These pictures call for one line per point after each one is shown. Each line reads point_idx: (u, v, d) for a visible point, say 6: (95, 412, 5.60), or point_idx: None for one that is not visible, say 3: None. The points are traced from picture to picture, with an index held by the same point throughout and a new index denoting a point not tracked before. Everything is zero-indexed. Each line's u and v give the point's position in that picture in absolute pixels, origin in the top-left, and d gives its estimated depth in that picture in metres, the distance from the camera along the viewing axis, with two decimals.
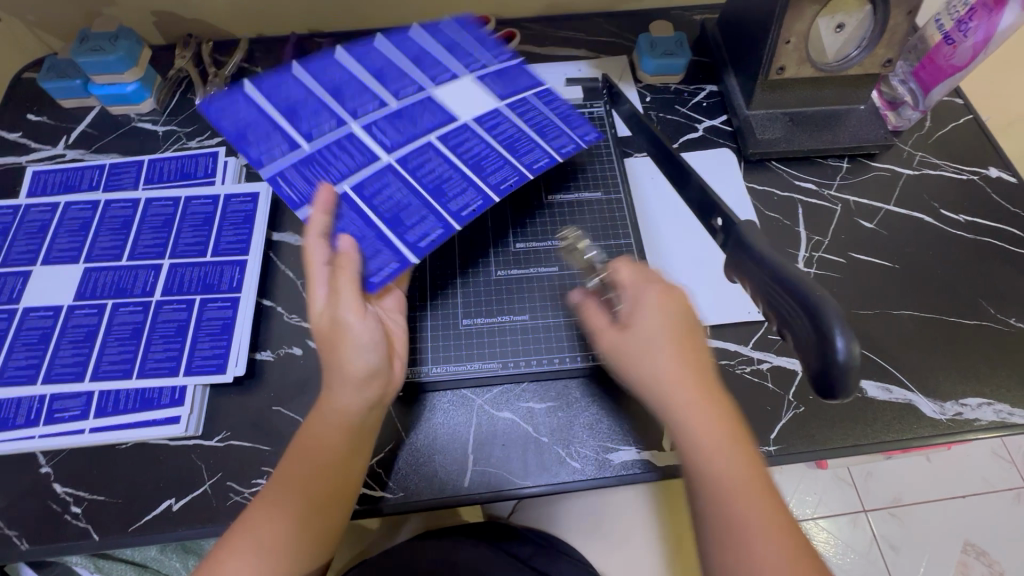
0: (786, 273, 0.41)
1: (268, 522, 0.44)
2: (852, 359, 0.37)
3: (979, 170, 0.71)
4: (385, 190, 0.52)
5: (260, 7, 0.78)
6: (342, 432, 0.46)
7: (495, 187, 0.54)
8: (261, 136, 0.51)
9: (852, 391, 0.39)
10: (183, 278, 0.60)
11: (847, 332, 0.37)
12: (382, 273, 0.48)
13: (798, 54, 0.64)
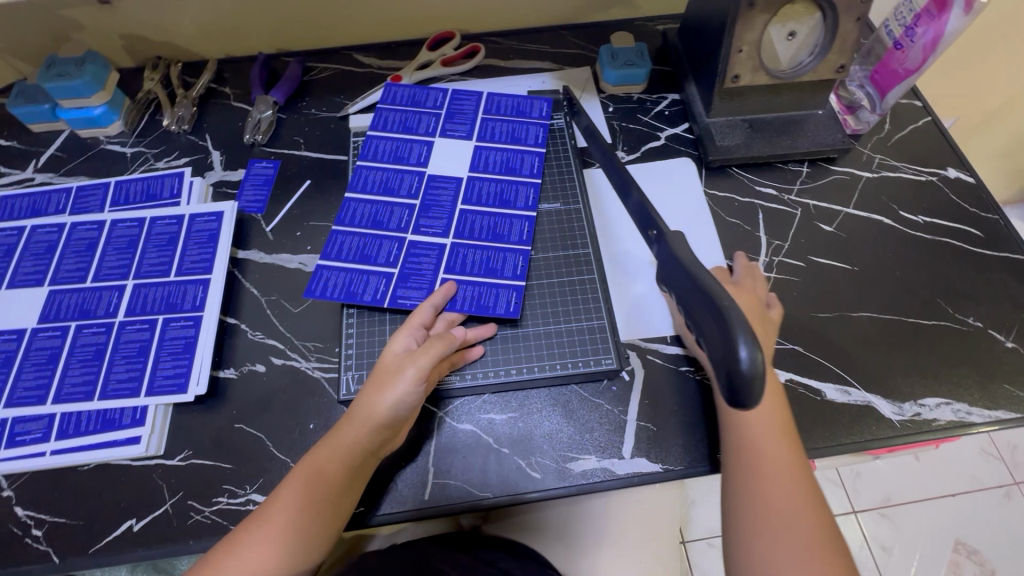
0: (703, 278, 0.42)
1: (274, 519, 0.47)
2: (756, 367, 0.36)
3: (937, 171, 0.72)
4: (464, 264, 0.62)
5: (227, 28, 0.79)
6: (350, 462, 0.49)
7: (490, 258, 0.62)
8: (352, 256, 0.62)
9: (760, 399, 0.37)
10: (147, 299, 0.61)
11: (750, 339, 0.37)
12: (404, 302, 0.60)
13: (752, 62, 0.65)
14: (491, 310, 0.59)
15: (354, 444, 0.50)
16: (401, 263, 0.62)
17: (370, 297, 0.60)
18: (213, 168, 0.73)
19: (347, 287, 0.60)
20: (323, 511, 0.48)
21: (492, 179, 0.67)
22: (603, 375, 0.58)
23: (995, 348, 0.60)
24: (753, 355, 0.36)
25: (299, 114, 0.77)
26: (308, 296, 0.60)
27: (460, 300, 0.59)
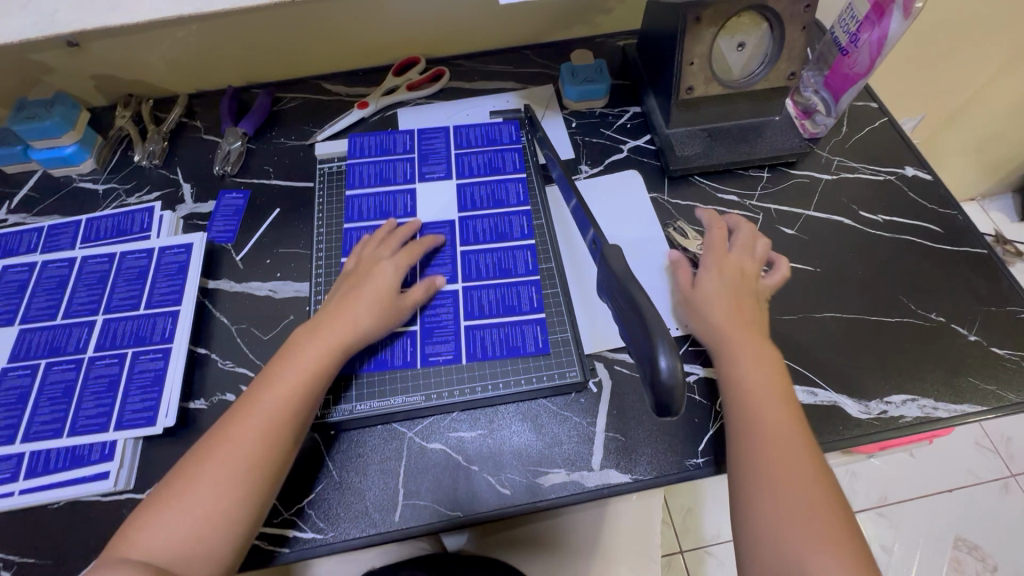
0: (637, 296, 0.47)
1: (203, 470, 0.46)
2: (676, 378, 0.43)
3: (895, 170, 0.73)
4: (481, 307, 0.62)
5: (196, 64, 0.81)
6: (288, 397, 0.50)
7: (511, 301, 0.63)
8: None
9: (682, 404, 0.44)
10: (116, 333, 0.61)
11: (670, 351, 0.43)
12: (438, 357, 0.59)
13: (704, 74, 0.67)
14: (522, 351, 0.60)
15: (290, 378, 0.51)
16: (421, 320, 0.61)
17: (400, 361, 0.59)
18: (183, 201, 0.74)
19: (374, 356, 0.60)
20: (272, 440, 0.49)
21: (482, 215, 0.68)
22: (570, 388, 0.59)
23: (958, 342, 0.61)
24: (673, 368, 0.43)
25: (268, 144, 0.78)
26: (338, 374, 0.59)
27: (485, 346, 0.60)
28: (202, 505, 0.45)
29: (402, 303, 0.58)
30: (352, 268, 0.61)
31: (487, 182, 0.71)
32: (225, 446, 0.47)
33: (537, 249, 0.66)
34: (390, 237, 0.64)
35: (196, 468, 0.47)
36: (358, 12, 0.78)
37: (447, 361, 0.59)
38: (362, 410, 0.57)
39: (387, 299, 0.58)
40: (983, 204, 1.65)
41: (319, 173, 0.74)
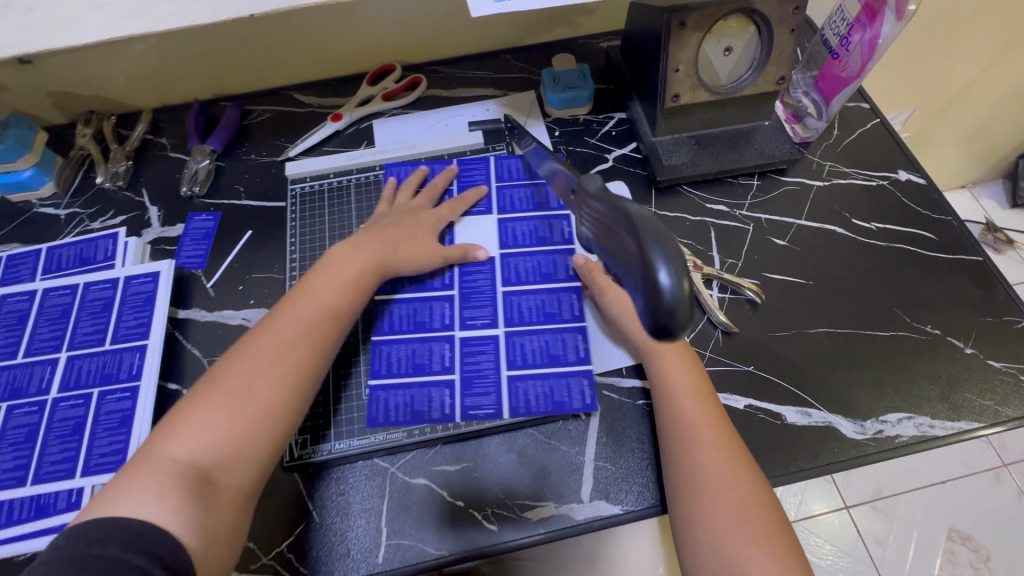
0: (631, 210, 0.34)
1: (240, 388, 0.49)
2: (680, 296, 0.31)
3: (888, 174, 0.71)
4: (525, 355, 0.59)
5: (159, 78, 0.77)
6: (323, 322, 0.54)
7: (521, 360, 0.59)
8: (404, 368, 0.58)
9: (689, 328, 0.31)
10: (81, 371, 0.58)
11: (671, 262, 0.31)
12: (430, 415, 0.56)
13: (690, 81, 0.64)
14: (523, 407, 0.56)
15: (314, 304, 0.55)
16: (459, 367, 0.58)
17: (438, 414, 0.56)
18: (150, 225, 0.70)
19: (410, 407, 0.56)
20: (311, 352, 0.52)
21: (526, 256, 0.64)
22: (558, 418, 0.57)
23: (954, 355, 0.59)
24: (675, 282, 0.31)
25: (238, 161, 0.75)
26: (373, 427, 0.56)
27: (527, 400, 0.56)
28: (233, 425, 0.47)
29: (427, 254, 0.62)
30: (387, 210, 0.66)
31: (483, 223, 0.67)
32: (250, 370, 0.50)
33: (536, 294, 0.62)
34: (426, 186, 0.68)
35: (219, 392, 0.48)
36: (327, 19, 0.74)
37: (441, 419, 0.56)
38: (341, 450, 0.56)
39: (420, 233, 0.63)
40: (973, 190, 1.62)
41: (290, 195, 0.70)
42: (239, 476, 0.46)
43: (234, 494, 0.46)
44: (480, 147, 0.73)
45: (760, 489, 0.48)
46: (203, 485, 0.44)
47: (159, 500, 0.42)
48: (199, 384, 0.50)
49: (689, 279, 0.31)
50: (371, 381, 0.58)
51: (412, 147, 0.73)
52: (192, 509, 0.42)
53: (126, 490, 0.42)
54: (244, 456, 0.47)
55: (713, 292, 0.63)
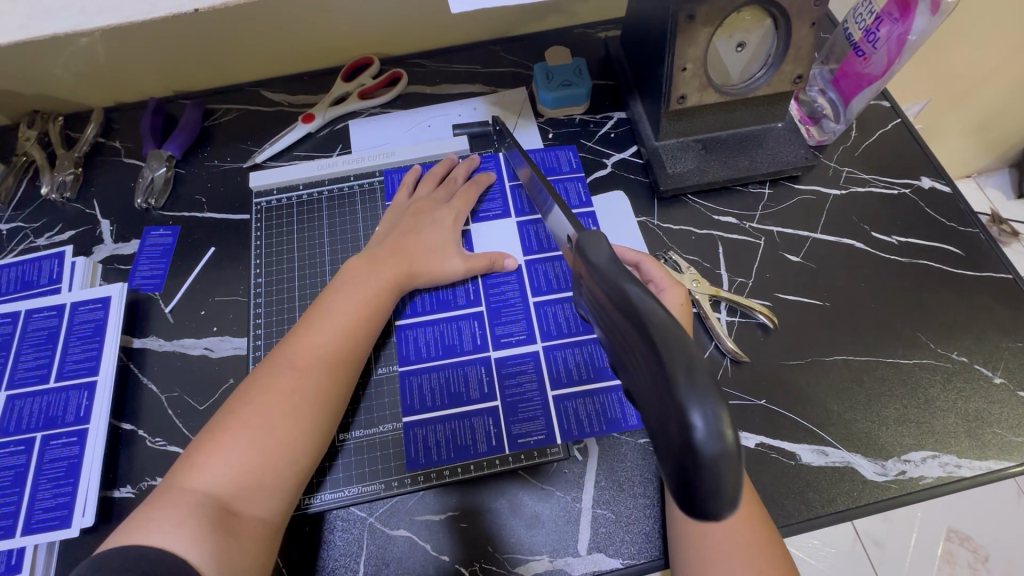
0: (645, 315, 0.28)
1: (264, 410, 0.43)
2: (723, 455, 0.24)
3: (911, 181, 0.65)
4: (517, 388, 0.54)
5: (109, 75, 0.69)
6: (351, 332, 0.49)
7: (522, 393, 0.53)
8: (439, 400, 0.53)
9: (739, 491, 0.25)
10: (23, 414, 0.52)
11: (704, 403, 0.24)
12: (429, 457, 0.51)
13: (699, 81, 0.57)
14: (526, 445, 0.52)
15: (345, 312, 0.50)
16: (500, 392, 0.53)
17: (485, 446, 0.51)
18: (101, 241, 0.64)
19: (453, 442, 0.51)
20: (340, 368, 0.47)
21: (557, 264, 0.59)
22: (551, 462, 0.52)
23: (982, 386, 0.54)
24: (715, 438, 0.24)
25: (200, 168, 0.68)
26: (415, 469, 0.51)
27: (579, 419, 0.52)
28: (259, 447, 0.42)
29: (454, 264, 0.56)
30: (407, 205, 0.60)
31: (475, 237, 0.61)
32: (278, 385, 0.45)
33: (532, 319, 0.56)
34: (447, 180, 0.63)
35: (245, 409, 0.43)
36: (294, 8, 0.66)
37: (439, 460, 0.51)
38: (322, 502, 0.50)
39: (446, 240, 0.57)
40: (979, 180, 1.54)
41: (255, 209, 0.63)
42: (266, 505, 0.41)
43: (259, 525, 0.41)
44: (467, 152, 0.67)
45: (771, 543, 0.43)
46: (226, 514, 0.39)
47: (180, 528, 0.38)
48: (227, 400, 0.45)
49: (733, 428, 0.25)
50: (405, 420, 0.53)
51: (391, 153, 0.65)
52: (214, 538, 0.38)
53: (148, 517, 0.38)
54: (272, 483, 0.42)
55: (722, 315, 0.58)
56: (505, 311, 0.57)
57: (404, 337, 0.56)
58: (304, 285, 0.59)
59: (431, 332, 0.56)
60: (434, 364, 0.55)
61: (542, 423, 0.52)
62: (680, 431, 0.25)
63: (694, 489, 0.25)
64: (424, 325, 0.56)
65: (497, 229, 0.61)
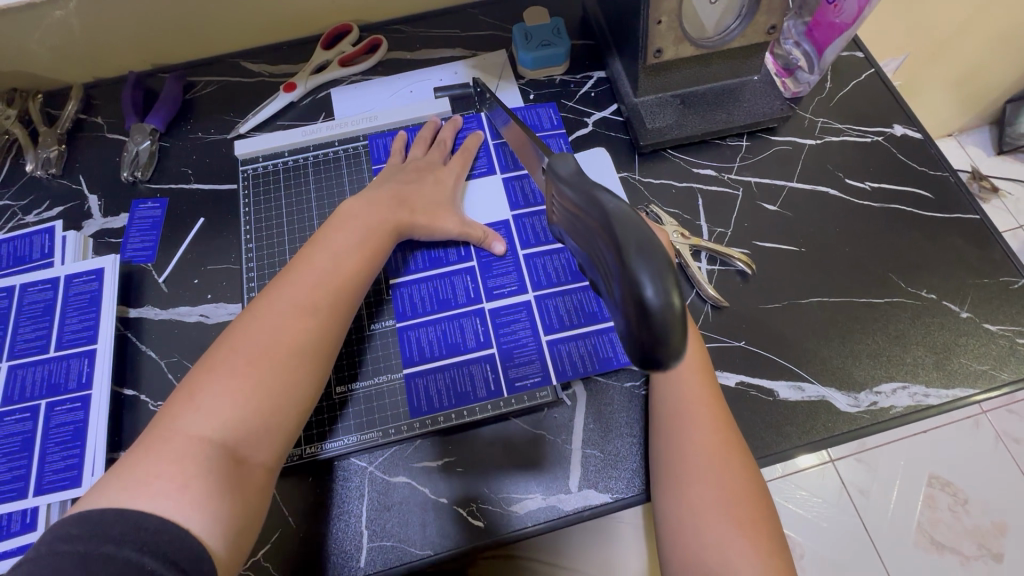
0: (611, 211, 0.31)
1: (257, 361, 0.43)
2: (671, 313, 0.28)
3: (883, 130, 0.67)
4: (511, 336, 0.55)
5: (86, 49, 0.69)
6: (342, 288, 0.49)
7: (518, 340, 0.55)
8: (437, 350, 0.55)
9: (681, 352, 0.29)
10: (26, 381, 0.54)
11: (657, 277, 0.28)
12: (430, 404, 0.53)
13: (674, 34, 0.58)
14: (522, 387, 0.54)
15: (332, 264, 0.49)
16: (494, 340, 0.55)
17: (483, 391, 0.53)
18: (90, 216, 0.64)
19: (452, 389, 0.54)
20: (334, 323, 0.48)
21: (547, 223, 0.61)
22: (542, 406, 0.54)
23: (950, 320, 0.57)
24: (665, 300, 0.28)
25: (184, 140, 0.68)
26: (417, 416, 0.53)
27: (573, 362, 0.55)
28: (256, 399, 0.42)
29: (446, 222, 0.57)
30: (401, 164, 0.61)
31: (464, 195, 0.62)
32: (270, 336, 0.45)
33: (522, 272, 0.58)
34: (434, 141, 0.63)
35: (235, 360, 0.43)
36: None
37: (440, 408, 0.53)
38: (329, 449, 0.52)
39: (439, 199, 0.58)
40: (960, 138, 1.55)
41: (242, 176, 0.64)
42: (268, 451, 0.43)
43: (261, 472, 0.42)
44: (449, 114, 0.67)
45: (745, 470, 0.46)
46: (231, 464, 0.40)
47: (182, 489, 0.37)
48: (211, 351, 0.44)
49: (681, 295, 0.28)
50: (405, 371, 0.55)
51: (374, 117, 0.66)
52: (220, 499, 0.38)
53: (147, 473, 0.38)
54: (273, 430, 0.43)
55: (702, 264, 0.60)
56: (492, 265, 0.58)
57: (402, 293, 0.57)
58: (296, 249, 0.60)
59: (425, 287, 0.58)
60: (431, 317, 0.56)
61: (538, 367, 0.54)
62: (635, 297, 0.28)
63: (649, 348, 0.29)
64: (419, 281, 0.58)
65: (482, 188, 0.62)
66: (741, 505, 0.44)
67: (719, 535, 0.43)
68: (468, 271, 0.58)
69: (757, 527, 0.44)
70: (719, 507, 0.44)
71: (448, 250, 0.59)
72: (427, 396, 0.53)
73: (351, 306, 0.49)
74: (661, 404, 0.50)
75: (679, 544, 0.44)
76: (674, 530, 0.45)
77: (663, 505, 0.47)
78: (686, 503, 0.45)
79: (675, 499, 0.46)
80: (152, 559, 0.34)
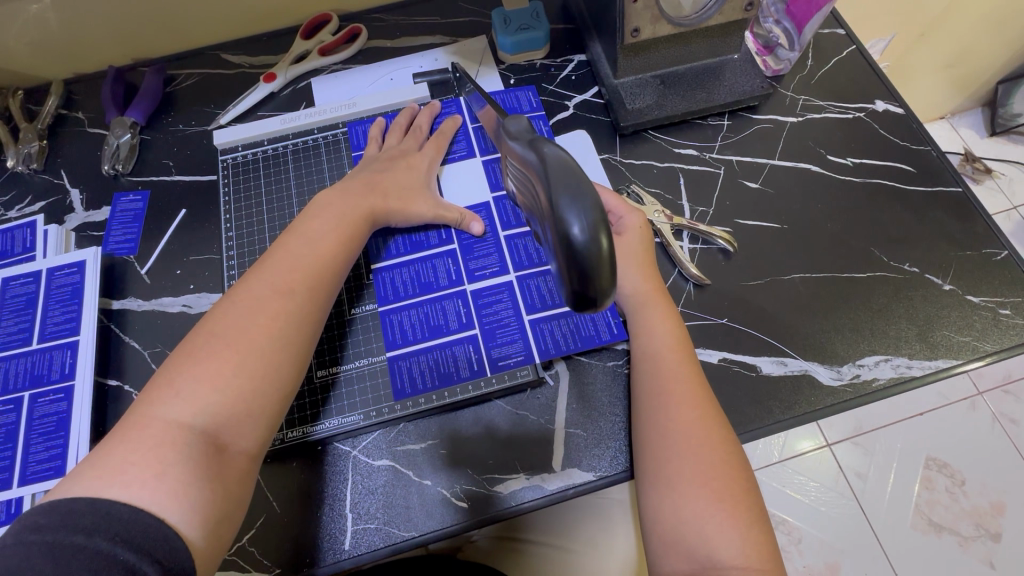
0: (548, 162, 0.36)
1: (234, 346, 0.43)
2: (597, 249, 0.33)
3: (865, 106, 0.67)
4: (494, 317, 0.55)
5: (64, 43, 0.68)
6: (318, 273, 0.49)
7: (501, 320, 0.55)
8: (420, 333, 0.55)
9: (611, 281, 0.34)
10: (9, 374, 0.54)
11: (584, 216, 0.33)
12: (414, 386, 0.53)
13: (651, 12, 0.57)
14: (506, 366, 0.54)
15: (308, 252, 0.49)
16: (477, 320, 0.55)
17: (467, 371, 0.53)
18: (72, 210, 0.64)
19: (435, 370, 0.54)
20: (312, 308, 0.48)
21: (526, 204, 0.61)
22: (524, 387, 0.54)
23: (932, 293, 0.57)
24: (591, 235, 0.33)
25: (165, 133, 0.68)
26: (400, 399, 0.53)
27: (556, 340, 0.55)
28: (236, 384, 0.42)
29: (425, 206, 0.57)
30: (378, 153, 0.61)
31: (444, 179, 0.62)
32: (248, 322, 0.44)
33: (503, 253, 0.58)
34: (413, 126, 0.63)
35: (212, 346, 0.43)
36: None
37: (424, 389, 0.53)
38: (312, 434, 0.52)
39: (418, 183, 0.58)
40: (952, 121, 1.54)
41: (222, 166, 0.64)
42: (249, 437, 0.42)
43: (243, 458, 0.42)
44: (428, 100, 0.67)
45: (724, 443, 0.45)
46: (212, 450, 0.40)
47: (159, 480, 0.37)
48: (187, 339, 0.44)
49: (607, 232, 0.33)
50: (388, 354, 0.55)
51: (353, 105, 0.66)
52: (197, 489, 0.38)
53: (122, 461, 0.37)
54: (254, 416, 0.43)
55: (684, 243, 0.60)
56: (472, 248, 0.58)
57: (383, 277, 0.57)
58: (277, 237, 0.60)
59: (406, 271, 0.58)
60: (412, 300, 0.56)
61: (521, 345, 0.54)
62: (564, 236, 0.33)
63: (580, 281, 0.34)
64: (399, 266, 0.58)
65: (462, 171, 0.62)
66: (720, 478, 0.44)
67: (696, 507, 0.43)
68: (448, 254, 0.58)
69: (735, 498, 0.43)
70: (698, 481, 0.43)
71: (428, 235, 0.59)
72: (409, 379, 0.53)
73: (330, 291, 0.49)
74: (640, 383, 0.50)
75: (659, 519, 0.44)
76: (654, 507, 0.44)
77: (645, 484, 0.46)
78: (666, 480, 0.44)
79: (655, 478, 0.45)
80: (127, 550, 0.33)
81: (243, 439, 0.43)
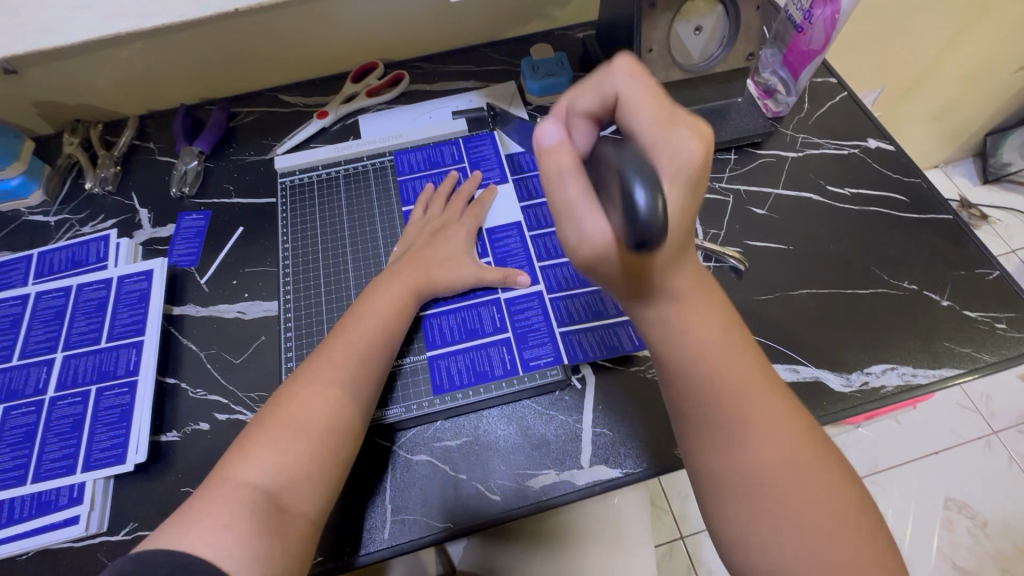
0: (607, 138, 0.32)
1: (297, 419, 0.48)
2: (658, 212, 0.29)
3: (859, 143, 0.74)
4: (527, 323, 0.60)
5: (144, 84, 0.78)
6: (369, 346, 0.53)
7: (532, 325, 0.60)
8: (457, 335, 0.60)
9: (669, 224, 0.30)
10: (79, 369, 0.59)
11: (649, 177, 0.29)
12: (451, 382, 0.57)
13: (664, 60, 0.66)
14: (536, 366, 0.58)
15: (360, 330, 0.54)
16: (510, 324, 0.60)
17: (501, 369, 0.58)
18: (140, 226, 0.71)
19: (472, 368, 0.58)
20: (365, 379, 0.52)
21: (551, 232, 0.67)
22: (553, 387, 0.58)
23: (932, 308, 0.61)
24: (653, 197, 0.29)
25: (226, 161, 0.76)
26: (439, 394, 0.57)
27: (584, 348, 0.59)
28: (298, 450, 0.46)
29: (465, 269, 0.61)
30: (423, 219, 0.66)
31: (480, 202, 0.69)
32: (307, 397, 0.49)
33: (535, 265, 0.64)
34: (456, 192, 0.68)
35: (280, 418, 0.47)
36: (308, 20, 0.75)
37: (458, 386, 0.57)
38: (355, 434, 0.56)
39: (460, 253, 0.62)
40: (946, 170, 1.63)
41: (280, 189, 0.71)
42: (308, 501, 0.45)
43: (304, 523, 0.45)
44: (465, 134, 0.75)
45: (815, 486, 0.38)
46: (275, 511, 0.43)
47: (228, 528, 0.40)
48: (262, 410, 0.49)
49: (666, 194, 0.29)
50: (428, 353, 0.59)
51: (399, 136, 0.74)
52: (261, 541, 0.41)
53: (199, 512, 0.41)
54: (312, 483, 0.46)
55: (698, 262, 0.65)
56: (508, 258, 0.64)
57: None
58: (327, 250, 0.66)
59: None
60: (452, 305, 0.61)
61: (551, 348, 0.59)
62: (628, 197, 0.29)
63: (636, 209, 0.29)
64: None
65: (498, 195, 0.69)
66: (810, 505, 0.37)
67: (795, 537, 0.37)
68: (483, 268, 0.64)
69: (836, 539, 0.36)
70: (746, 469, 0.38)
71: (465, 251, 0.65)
72: (446, 382, 0.57)
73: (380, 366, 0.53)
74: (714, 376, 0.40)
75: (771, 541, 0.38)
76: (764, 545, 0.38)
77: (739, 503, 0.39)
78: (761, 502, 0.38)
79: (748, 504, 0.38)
80: None
81: (304, 502, 0.46)
